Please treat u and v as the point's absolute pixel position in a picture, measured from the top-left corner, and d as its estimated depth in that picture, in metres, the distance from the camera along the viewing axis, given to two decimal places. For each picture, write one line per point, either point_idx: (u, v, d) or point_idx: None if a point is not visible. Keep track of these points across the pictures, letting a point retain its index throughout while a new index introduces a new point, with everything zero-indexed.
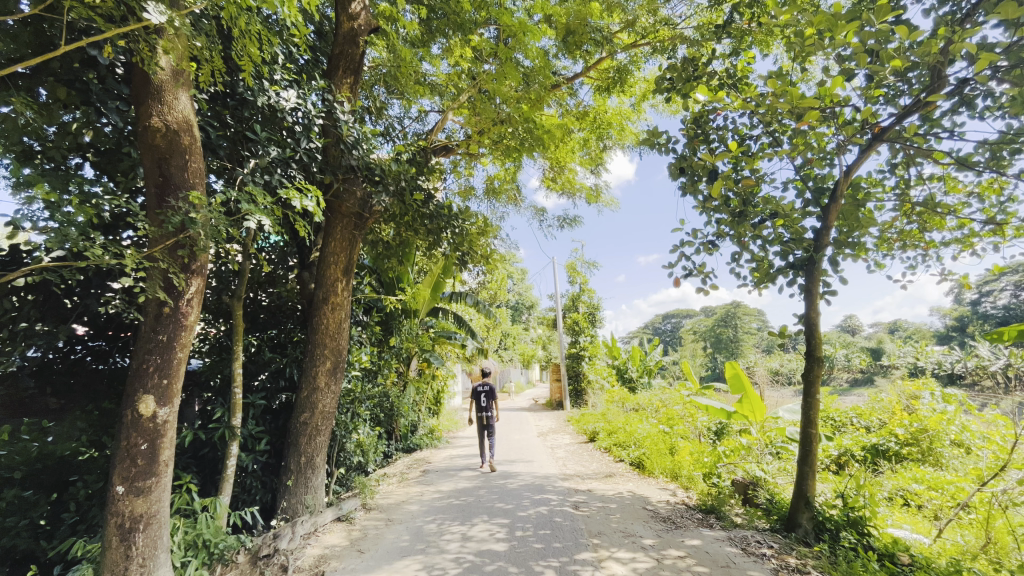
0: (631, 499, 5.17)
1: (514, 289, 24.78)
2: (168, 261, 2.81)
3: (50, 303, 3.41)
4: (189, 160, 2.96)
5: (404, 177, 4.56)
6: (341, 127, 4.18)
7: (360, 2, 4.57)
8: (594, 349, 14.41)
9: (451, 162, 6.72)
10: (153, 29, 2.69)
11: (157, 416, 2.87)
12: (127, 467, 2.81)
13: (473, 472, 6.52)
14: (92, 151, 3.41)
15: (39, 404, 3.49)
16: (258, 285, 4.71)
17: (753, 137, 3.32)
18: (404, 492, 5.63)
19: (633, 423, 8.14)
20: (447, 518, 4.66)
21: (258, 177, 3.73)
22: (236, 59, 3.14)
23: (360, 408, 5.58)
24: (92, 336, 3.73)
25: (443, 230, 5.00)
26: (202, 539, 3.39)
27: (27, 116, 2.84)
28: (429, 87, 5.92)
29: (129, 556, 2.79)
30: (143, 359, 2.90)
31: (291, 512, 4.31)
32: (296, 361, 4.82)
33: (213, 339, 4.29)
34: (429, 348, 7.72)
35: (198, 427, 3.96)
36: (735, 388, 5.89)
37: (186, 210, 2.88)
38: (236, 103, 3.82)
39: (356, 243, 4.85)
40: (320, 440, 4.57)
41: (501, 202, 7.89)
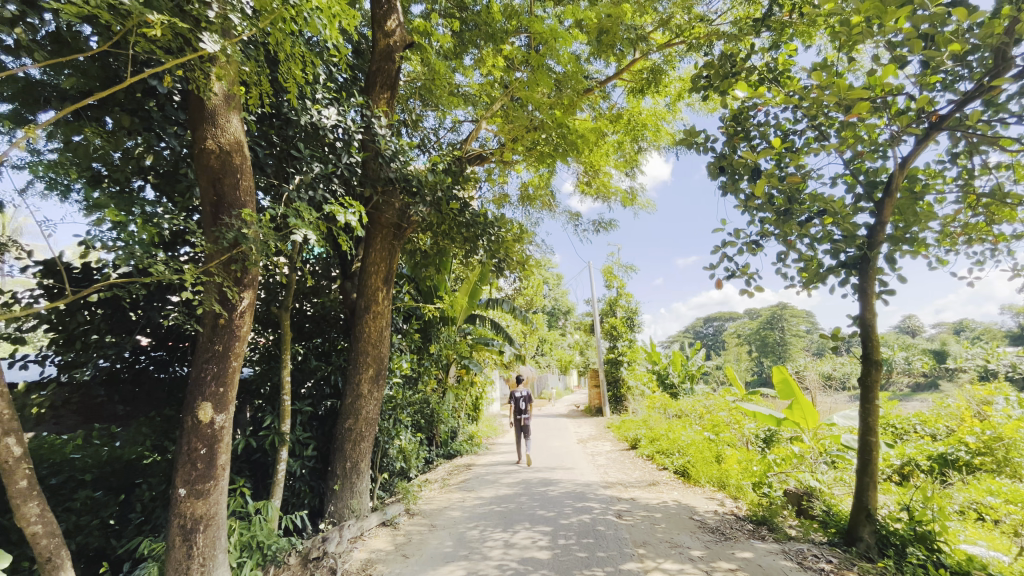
0: (676, 508, 5.02)
1: (551, 295, 24.74)
2: (223, 275, 2.98)
3: (117, 317, 3.69)
4: (241, 178, 3.12)
5: (440, 187, 4.64)
6: (379, 141, 4.31)
7: (395, 20, 4.74)
8: (634, 354, 14.17)
9: (485, 171, 6.79)
10: (207, 58, 2.85)
11: (214, 422, 3.02)
12: (188, 471, 2.97)
13: (514, 479, 6.52)
14: (153, 173, 3.67)
15: (108, 410, 3.74)
16: (303, 296, 4.89)
17: (797, 132, 3.19)
18: (446, 498, 5.68)
19: (676, 430, 7.91)
20: (489, 525, 4.67)
21: (303, 193, 3.94)
22: (282, 81, 3.29)
23: (401, 415, 5.68)
24: (154, 346, 3.95)
25: (479, 238, 5.04)
26: (256, 541, 3.53)
27: (96, 144, 3.13)
28: (463, 98, 6.01)
29: (191, 555, 2.94)
30: (201, 369, 3.06)
31: (338, 516, 4.42)
32: (340, 369, 4.98)
33: (263, 348, 4.49)
34: (468, 354, 7.79)
35: (250, 434, 4.13)
36: (783, 393, 5.62)
37: (240, 227, 3.03)
38: (282, 123, 4.01)
39: (396, 253, 4.98)
40: (365, 446, 4.67)
41: (536, 208, 7.90)
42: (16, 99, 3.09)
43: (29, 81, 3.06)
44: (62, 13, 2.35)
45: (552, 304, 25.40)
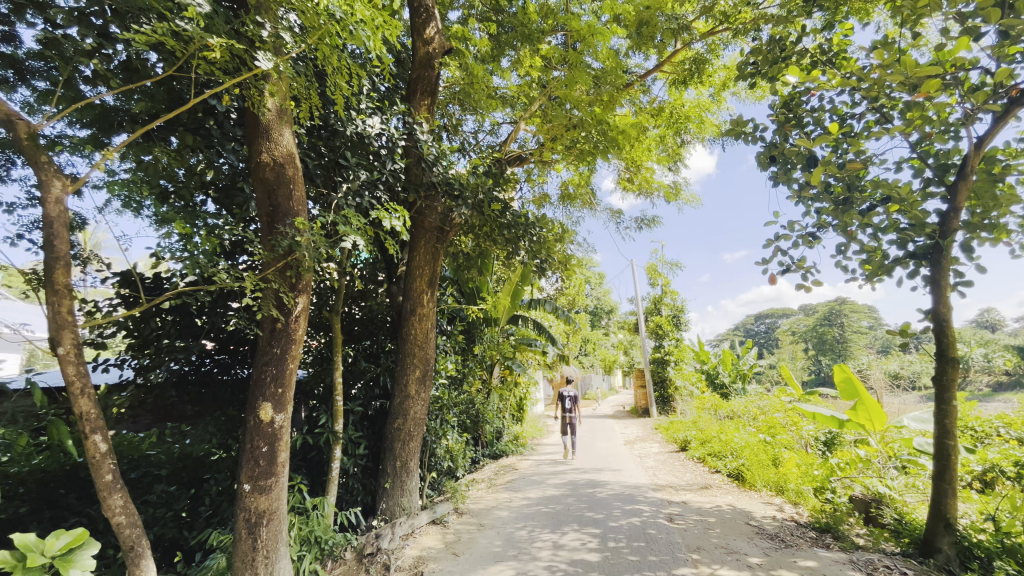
0: (732, 513, 4.84)
1: (593, 295, 24.47)
2: (279, 281, 3.15)
3: (185, 323, 3.94)
4: (293, 189, 3.26)
5: (481, 189, 4.65)
6: (421, 147, 4.44)
7: (433, 27, 4.82)
8: (681, 353, 13.78)
9: (524, 172, 6.80)
10: (261, 75, 3.00)
11: (274, 421, 3.18)
12: (252, 467, 3.14)
13: (560, 479, 6.48)
14: (213, 188, 3.91)
15: (179, 410, 4.12)
16: (352, 300, 5.06)
17: (855, 116, 3.00)
18: (493, 498, 5.73)
19: (729, 431, 7.62)
20: (537, 525, 4.66)
21: (351, 200, 4.09)
22: (329, 94, 3.42)
23: (448, 415, 5.78)
24: (217, 350, 4.16)
25: (520, 239, 5.00)
26: (314, 535, 3.68)
27: (164, 161, 3.35)
28: (501, 101, 6.05)
29: (256, 548, 3.10)
30: (262, 370, 3.23)
31: (389, 513, 4.54)
32: (388, 370, 5.11)
33: (316, 351, 4.65)
34: (511, 355, 7.82)
35: (306, 432, 4.32)
36: (847, 393, 5.29)
37: (294, 235, 3.17)
38: (328, 134, 4.16)
39: (439, 256, 5.06)
40: (413, 445, 4.78)
41: (576, 206, 7.83)
42: (93, 125, 3.40)
43: (105, 107, 3.34)
44: (133, 40, 2.54)
45: (595, 304, 25.02)
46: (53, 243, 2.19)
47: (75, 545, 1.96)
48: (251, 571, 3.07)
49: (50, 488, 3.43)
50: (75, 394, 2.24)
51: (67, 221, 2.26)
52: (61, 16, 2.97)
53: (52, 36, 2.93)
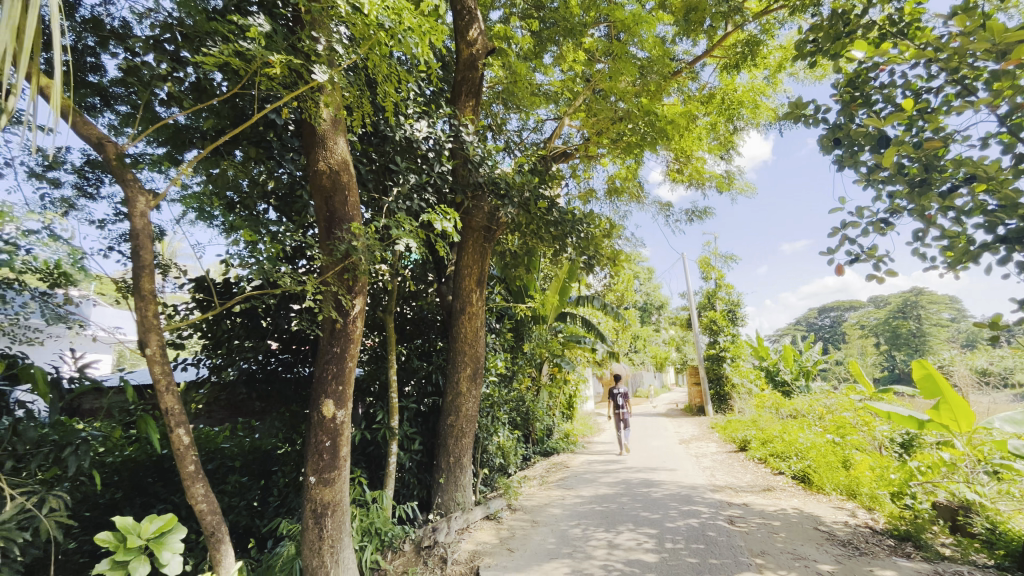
0: (798, 517, 4.59)
1: (642, 290, 23.93)
2: (337, 284, 3.30)
3: (252, 324, 4.19)
4: (348, 195, 3.40)
5: (527, 188, 4.65)
6: (467, 148, 4.52)
7: (477, 28, 4.86)
8: (738, 349, 13.20)
9: (570, 168, 6.74)
10: (316, 88, 3.15)
11: (336, 417, 3.33)
12: (317, 461, 3.30)
13: (613, 478, 6.40)
14: (275, 197, 4.12)
15: (248, 406, 4.30)
16: (404, 300, 5.20)
17: (932, 90, 2.74)
18: (546, 495, 5.74)
19: (793, 431, 7.23)
20: (591, 524, 4.63)
21: (401, 203, 4.24)
22: (379, 101, 3.53)
23: (499, 412, 5.85)
24: (281, 349, 4.37)
25: (568, 235, 4.95)
26: (375, 527, 3.85)
27: (230, 173, 3.59)
28: (545, 97, 6.02)
29: (321, 537, 3.26)
30: (324, 369, 3.39)
31: (445, 508, 4.65)
32: (440, 368, 5.23)
33: (371, 349, 4.87)
34: (560, 352, 7.79)
35: (364, 428, 4.50)
36: (927, 391, 4.84)
37: (350, 239, 3.30)
38: (378, 140, 4.34)
39: (487, 255, 5.11)
40: (466, 441, 4.86)
41: (623, 200, 7.67)
42: (169, 143, 3.72)
43: (178, 126, 3.63)
44: (202, 61, 2.72)
45: (645, 300, 24.42)
46: (139, 253, 2.40)
47: (167, 529, 2.12)
48: (318, 559, 3.23)
49: (139, 476, 3.83)
50: (161, 391, 2.45)
51: (150, 232, 2.47)
52: (139, 45, 3.25)
53: (132, 63, 3.24)
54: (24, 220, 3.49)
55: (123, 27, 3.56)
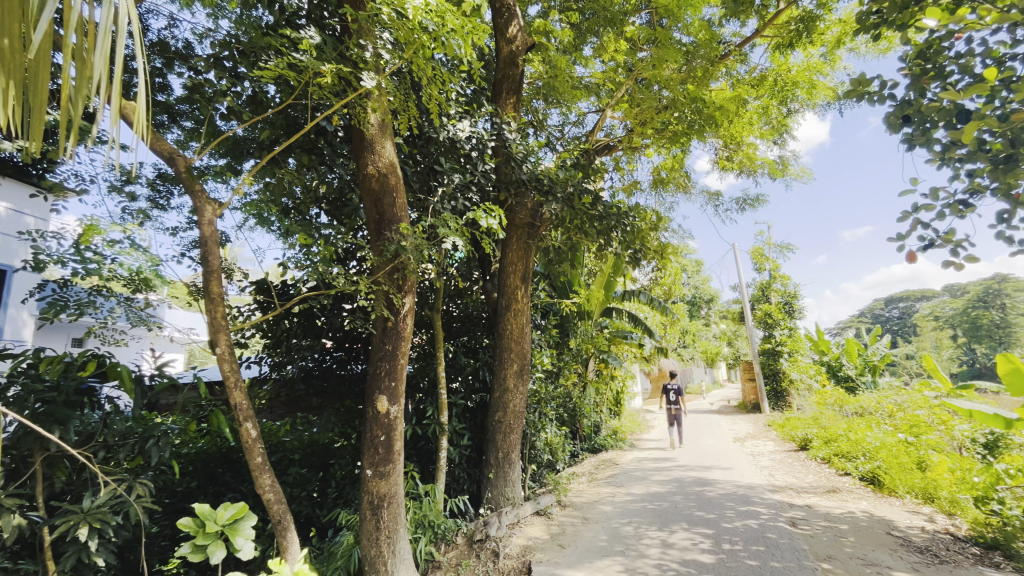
0: (868, 521, 4.32)
1: (689, 284, 23.22)
2: (388, 284, 3.41)
3: (308, 324, 4.39)
4: (396, 196, 3.49)
5: (571, 182, 4.60)
6: (510, 145, 4.55)
7: (516, 25, 4.86)
8: (795, 344, 12.55)
9: (612, 161, 6.63)
10: (364, 94, 3.25)
11: (389, 412, 3.43)
12: (373, 454, 3.43)
13: (665, 476, 6.25)
14: (325, 202, 4.33)
15: (306, 402, 4.68)
16: (450, 298, 5.34)
17: (1018, 56, 2.50)
18: (596, 492, 5.69)
19: (859, 430, 6.81)
20: (643, 522, 4.55)
21: (446, 203, 4.33)
22: (425, 103, 3.60)
23: (546, 408, 5.86)
24: (335, 347, 4.56)
25: (612, 230, 4.86)
26: (428, 520, 4.00)
27: (285, 180, 3.77)
28: (586, 90, 5.94)
29: (378, 527, 3.37)
30: (377, 366, 3.51)
31: (495, 502, 4.69)
32: (487, 365, 5.28)
33: (419, 347, 5.00)
34: (607, 348, 7.68)
35: (415, 423, 4.64)
36: (1014, 387, 4.43)
37: (399, 239, 3.40)
38: (423, 142, 4.52)
39: (532, 251, 5.11)
40: (514, 437, 4.89)
41: (669, 191, 7.46)
42: (229, 154, 3.95)
43: (237, 138, 3.86)
44: (259, 75, 2.88)
45: (693, 294, 23.65)
46: (208, 258, 2.57)
47: (240, 516, 2.25)
48: (376, 549, 3.35)
49: (211, 467, 4.12)
50: (230, 386, 2.62)
51: (217, 238, 2.64)
52: (202, 63, 3.48)
53: (196, 81, 3.47)
54: (109, 232, 3.81)
55: (186, 47, 3.82)
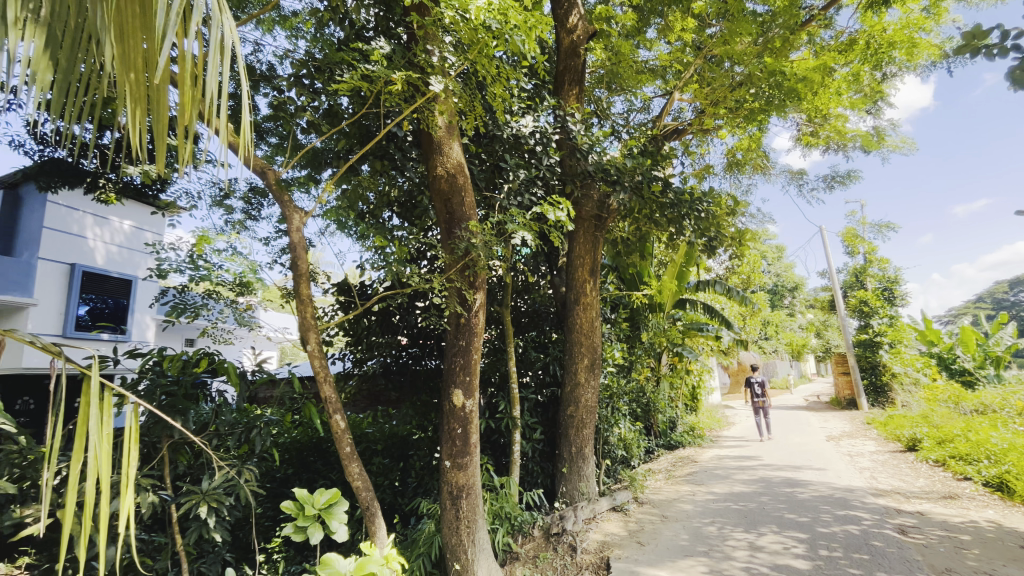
0: (996, 532, 3.82)
1: (770, 272, 21.73)
2: (460, 281, 3.51)
3: (385, 321, 4.63)
4: (465, 196, 3.56)
5: (639, 171, 4.46)
6: (574, 137, 4.51)
7: (577, 14, 4.79)
8: (898, 334, 11.34)
9: (682, 145, 6.34)
10: (432, 98, 3.37)
11: (465, 406, 3.53)
12: (451, 446, 3.54)
13: (749, 475, 5.91)
14: (396, 205, 4.53)
15: (386, 396, 4.76)
16: (518, 294, 5.39)
17: None
18: (675, 490, 5.51)
19: (981, 430, 6.05)
20: (728, 522, 4.35)
21: (513, 200, 4.37)
22: (490, 101, 3.64)
23: (619, 403, 5.75)
24: (409, 344, 4.76)
25: (684, 218, 4.64)
26: (504, 512, 4.06)
27: (359, 186, 4.00)
28: (651, 74, 5.74)
29: (458, 517, 3.48)
30: (453, 361, 3.62)
31: (570, 497, 4.68)
32: (557, 359, 5.26)
33: (490, 342, 5.10)
34: (681, 341, 7.40)
35: (489, 417, 4.74)
36: None
37: (469, 237, 3.47)
38: (488, 140, 4.58)
39: (599, 244, 5.02)
40: (588, 432, 4.85)
41: (746, 172, 7.01)
42: (310, 165, 4.25)
43: (316, 149, 4.15)
44: (336, 87, 3.07)
45: (775, 283, 22.07)
46: (297, 262, 2.79)
47: (333, 501, 2.42)
48: (457, 537, 3.47)
49: (304, 455, 4.50)
50: (320, 381, 2.82)
51: (305, 244, 2.85)
52: (285, 83, 3.76)
53: (281, 99, 3.76)
54: (216, 241, 4.25)
55: (269, 69, 4.14)
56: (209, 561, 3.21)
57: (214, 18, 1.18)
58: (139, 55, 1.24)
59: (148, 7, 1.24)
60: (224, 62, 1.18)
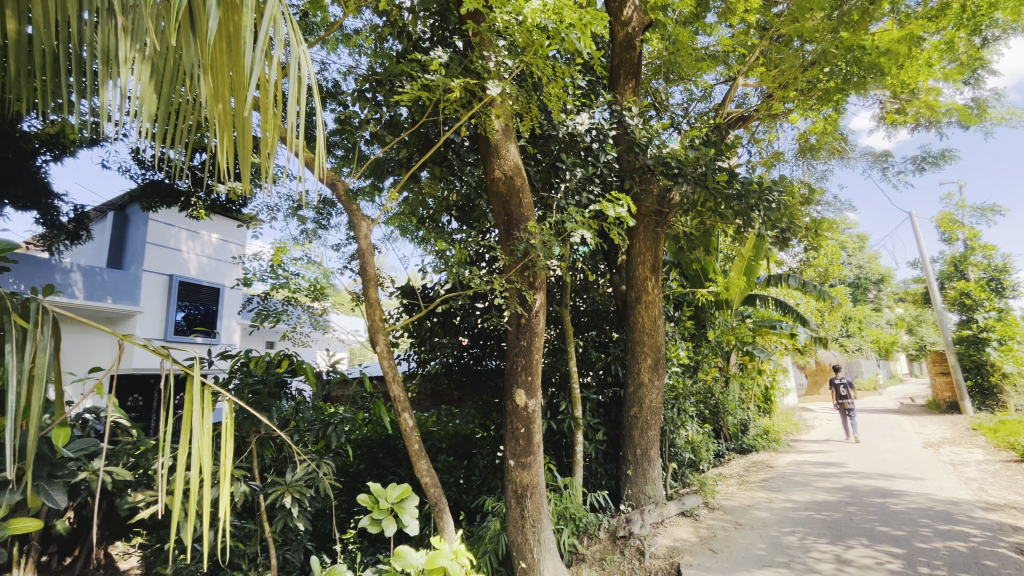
0: None
1: (851, 263, 20.09)
2: (521, 281, 3.54)
3: (447, 323, 4.76)
4: (523, 197, 3.59)
5: (703, 162, 4.27)
6: (632, 132, 4.42)
7: (631, 6, 4.68)
8: (1008, 329, 10.08)
9: (748, 132, 6.02)
10: (488, 102, 3.43)
11: (528, 405, 3.55)
12: (515, 445, 3.57)
13: (833, 483, 5.49)
14: (455, 209, 4.63)
15: (449, 396, 4.95)
16: (576, 293, 5.33)
17: None
18: (748, 496, 5.23)
19: None
20: (810, 533, 4.07)
21: (570, 199, 4.35)
22: (546, 101, 3.66)
23: (686, 404, 5.54)
24: (470, 344, 4.86)
25: (753, 209, 4.38)
26: (569, 512, 4.02)
27: (420, 192, 4.14)
28: (711, 61, 5.50)
29: (524, 516, 3.51)
30: (514, 361, 3.66)
31: (636, 500, 4.57)
32: (619, 359, 5.16)
33: (549, 342, 5.10)
34: (751, 340, 7.04)
35: (550, 417, 4.74)
36: None
37: (528, 238, 3.49)
38: (544, 141, 4.58)
39: (661, 240, 4.89)
40: (652, 433, 4.72)
41: (821, 157, 6.53)
42: (372, 174, 4.45)
43: (379, 159, 4.34)
44: (397, 98, 3.20)
45: (857, 276, 20.35)
46: (365, 267, 2.93)
47: (404, 496, 2.53)
48: (522, 536, 3.49)
49: (373, 451, 4.72)
50: (390, 381, 2.94)
51: (373, 250, 2.99)
52: (350, 98, 3.98)
53: (347, 114, 3.97)
54: (293, 251, 4.55)
55: (334, 86, 4.38)
56: (293, 549, 3.45)
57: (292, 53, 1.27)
58: (225, 84, 1.36)
59: (234, 40, 1.36)
60: (300, 94, 1.28)
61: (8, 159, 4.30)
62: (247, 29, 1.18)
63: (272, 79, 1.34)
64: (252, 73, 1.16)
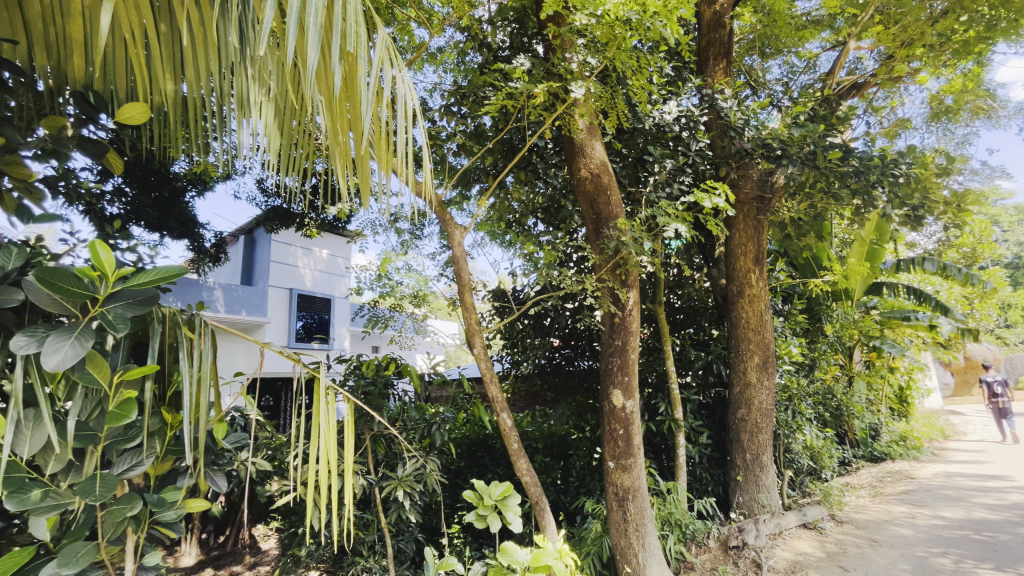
0: None
1: (1006, 241, 16.96)
2: (613, 280, 3.47)
3: (538, 324, 4.82)
4: (611, 194, 3.52)
5: (810, 139, 3.88)
6: (726, 116, 4.14)
7: None
8: None
9: (864, 101, 5.36)
10: (572, 102, 3.43)
11: (625, 407, 3.48)
12: (614, 446, 3.50)
13: (996, 500, 4.67)
14: (541, 211, 4.67)
15: (542, 396, 4.99)
16: (670, 289, 5.08)
17: None
18: (884, 510, 4.63)
19: None
20: (967, 556, 3.51)
21: (660, 192, 4.18)
22: (632, 95, 3.56)
23: (802, 406, 5.06)
24: (562, 345, 4.88)
25: (874, 187, 3.90)
26: (674, 518, 3.86)
27: (506, 197, 4.24)
28: (815, 27, 4.98)
29: (626, 519, 3.43)
30: (609, 361, 3.60)
31: (748, 508, 4.27)
32: (722, 357, 4.85)
33: (644, 342, 4.93)
34: (878, 334, 6.24)
35: (649, 419, 4.58)
36: None
37: (618, 236, 3.42)
38: (629, 134, 4.46)
39: (763, 229, 4.56)
40: (764, 437, 4.37)
41: (960, 119, 5.62)
42: (460, 184, 4.63)
43: (466, 169, 4.50)
44: (482, 107, 3.31)
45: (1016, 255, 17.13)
46: (459, 273, 3.06)
47: (507, 494, 2.58)
48: (626, 539, 3.41)
49: (473, 450, 4.90)
50: (487, 382, 3.04)
51: (465, 256, 3.12)
52: (438, 114, 4.18)
53: (436, 128, 4.18)
54: (396, 261, 4.91)
55: (423, 104, 4.62)
56: (405, 539, 3.70)
57: (398, 92, 1.43)
58: (343, 119, 1.54)
59: (350, 82, 1.52)
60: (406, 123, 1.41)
61: (165, 197, 5.13)
62: (362, 77, 1.34)
63: (383, 115, 1.50)
64: (368, 114, 1.32)
